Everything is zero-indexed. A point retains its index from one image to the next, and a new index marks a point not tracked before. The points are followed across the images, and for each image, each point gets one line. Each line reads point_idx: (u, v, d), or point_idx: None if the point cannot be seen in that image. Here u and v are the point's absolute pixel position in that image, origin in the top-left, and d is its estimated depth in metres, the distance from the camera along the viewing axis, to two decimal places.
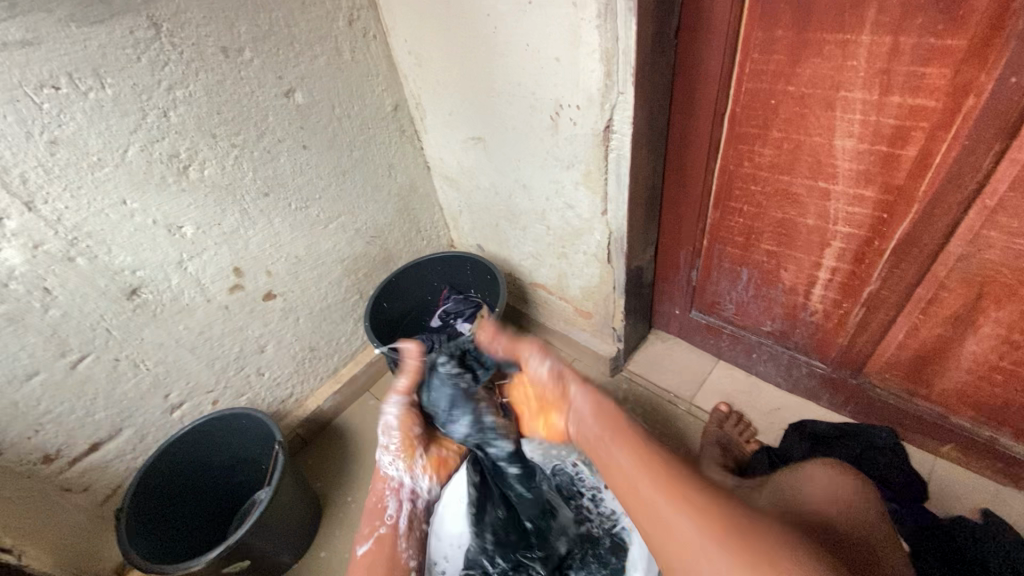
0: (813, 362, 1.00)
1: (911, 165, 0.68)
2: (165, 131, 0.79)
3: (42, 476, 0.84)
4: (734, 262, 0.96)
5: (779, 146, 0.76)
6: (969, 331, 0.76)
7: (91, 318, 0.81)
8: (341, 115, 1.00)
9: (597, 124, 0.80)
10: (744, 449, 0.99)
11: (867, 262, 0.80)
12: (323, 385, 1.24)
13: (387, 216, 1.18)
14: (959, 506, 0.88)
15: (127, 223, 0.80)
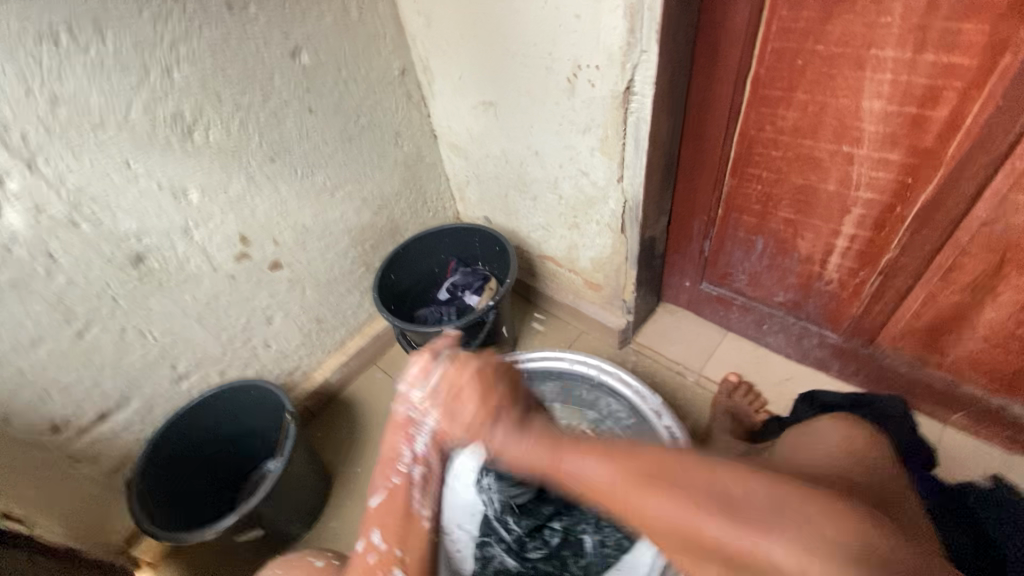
0: (825, 332, 0.99)
1: (940, 127, 0.66)
2: (168, 91, 0.76)
3: (52, 447, 0.83)
4: (749, 231, 0.95)
5: (804, 109, 0.75)
6: (988, 298, 0.76)
7: (97, 286, 0.79)
8: (348, 78, 0.97)
9: (616, 86, 0.77)
10: (754, 420, 0.99)
11: (887, 229, 0.79)
12: (330, 358, 1.23)
13: (394, 185, 1.15)
14: (968, 472, 0.89)
15: (131, 187, 0.77)
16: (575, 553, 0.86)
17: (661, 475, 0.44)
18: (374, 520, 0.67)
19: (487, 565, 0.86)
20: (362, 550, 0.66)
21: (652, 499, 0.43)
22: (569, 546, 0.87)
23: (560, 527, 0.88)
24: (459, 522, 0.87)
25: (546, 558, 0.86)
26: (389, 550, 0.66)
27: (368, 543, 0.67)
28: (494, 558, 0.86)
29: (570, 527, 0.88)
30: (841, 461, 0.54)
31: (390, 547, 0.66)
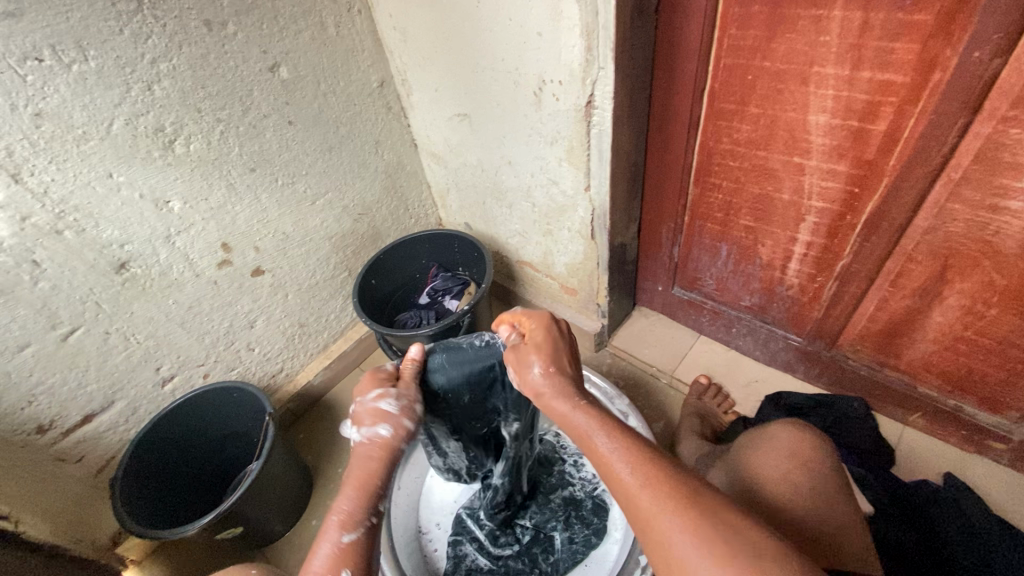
0: (789, 336, 1.03)
1: (881, 140, 0.70)
2: (149, 105, 0.79)
3: (37, 446, 0.86)
4: (714, 238, 0.98)
5: (756, 122, 0.78)
6: (935, 302, 0.79)
7: (81, 292, 0.82)
8: (327, 91, 1.00)
9: (579, 100, 0.81)
10: (722, 420, 1.02)
11: (840, 236, 0.83)
12: (314, 361, 1.26)
13: (374, 193, 1.19)
14: (924, 471, 0.91)
15: (114, 196, 0.80)
16: (546, 550, 0.86)
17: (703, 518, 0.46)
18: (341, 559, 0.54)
19: (459, 563, 0.86)
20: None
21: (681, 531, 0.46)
22: (539, 543, 0.87)
23: (530, 526, 0.89)
24: (437, 519, 0.94)
25: (517, 555, 0.86)
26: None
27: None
28: (467, 557, 0.87)
29: (540, 525, 0.89)
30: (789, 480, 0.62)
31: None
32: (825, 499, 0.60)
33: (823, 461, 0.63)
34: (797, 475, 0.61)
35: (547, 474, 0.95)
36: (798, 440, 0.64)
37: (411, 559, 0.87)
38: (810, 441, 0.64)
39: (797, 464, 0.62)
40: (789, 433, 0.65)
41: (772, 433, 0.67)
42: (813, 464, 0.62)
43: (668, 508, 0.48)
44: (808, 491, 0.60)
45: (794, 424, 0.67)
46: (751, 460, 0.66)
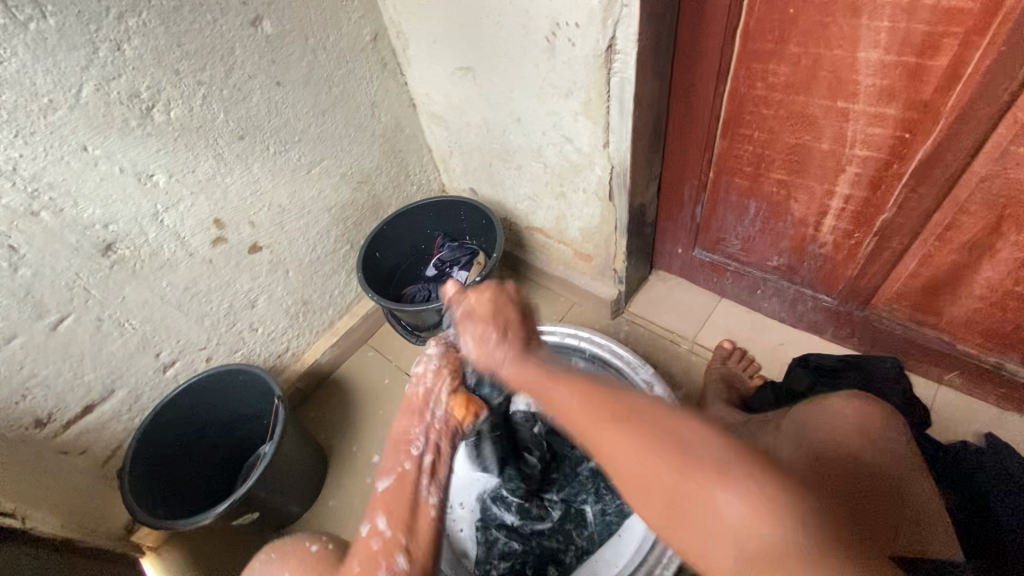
0: (819, 296, 0.98)
1: (940, 78, 0.62)
2: (121, 67, 0.71)
3: (37, 440, 0.82)
4: (742, 194, 0.92)
5: (796, 63, 0.70)
6: (986, 256, 0.74)
7: (66, 277, 0.76)
8: (316, 47, 0.91)
9: (598, 44, 0.73)
10: (748, 386, 0.99)
11: (883, 188, 0.76)
12: (319, 339, 1.21)
13: (373, 158, 1.11)
14: (961, 432, 0.88)
15: (91, 172, 0.73)
16: (578, 525, 0.85)
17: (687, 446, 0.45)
18: (378, 503, 0.53)
19: (492, 548, 0.84)
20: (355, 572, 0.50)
21: (649, 454, 0.46)
22: (571, 519, 0.86)
23: (559, 500, 0.88)
24: (458, 500, 0.91)
25: (551, 533, 0.85)
26: (393, 534, 0.51)
27: (371, 530, 0.52)
28: (498, 541, 0.85)
29: (569, 499, 0.88)
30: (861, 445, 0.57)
31: (394, 530, 0.51)
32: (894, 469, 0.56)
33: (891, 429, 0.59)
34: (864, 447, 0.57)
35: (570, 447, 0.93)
36: (863, 414, 0.60)
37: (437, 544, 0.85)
38: (874, 410, 0.61)
39: (859, 433, 0.58)
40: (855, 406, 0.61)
41: (831, 406, 0.63)
42: (879, 439, 0.58)
43: (648, 443, 0.47)
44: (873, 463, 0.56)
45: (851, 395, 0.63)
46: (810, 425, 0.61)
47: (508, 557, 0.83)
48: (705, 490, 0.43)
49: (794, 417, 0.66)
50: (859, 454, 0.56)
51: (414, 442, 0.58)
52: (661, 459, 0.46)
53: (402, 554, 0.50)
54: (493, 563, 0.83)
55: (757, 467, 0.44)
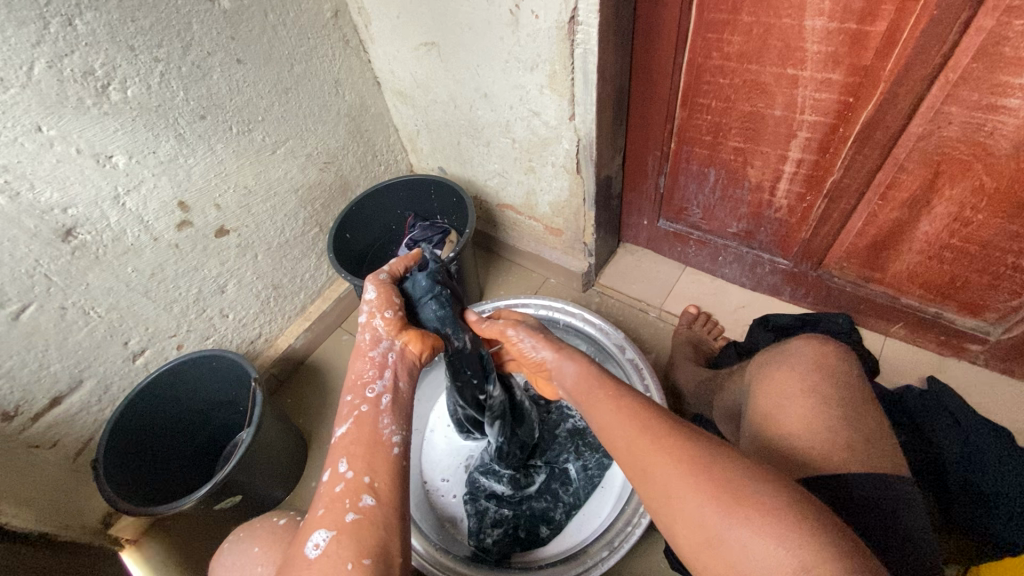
0: (776, 259, 1.03)
1: (879, 43, 0.67)
2: (73, 43, 0.69)
3: (5, 435, 0.79)
4: (702, 163, 0.96)
5: (749, 32, 0.74)
6: (924, 211, 0.80)
7: (26, 264, 0.74)
8: (276, 23, 0.90)
9: (561, 16, 0.74)
10: (713, 347, 1.04)
11: (832, 150, 0.81)
12: (292, 324, 1.20)
13: (338, 139, 1.10)
14: (906, 378, 0.96)
15: (47, 153, 0.71)
16: (564, 483, 0.88)
17: (741, 497, 0.44)
18: (339, 450, 0.54)
19: (483, 518, 0.86)
20: (321, 515, 0.50)
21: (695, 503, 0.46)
22: (556, 479, 0.89)
23: (543, 464, 0.90)
24: (442, 474, 0.93)
25: (539, 494, 0.88)
26: (355, 475, 0.51)
27: (333, 474, 0.52)
28: (489, 510, 0.87)
29: (552, 461, 0.91)
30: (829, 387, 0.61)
31: (358, 473, 0.52)
32: (853, 412, 0.59)
33: (849, 373, 0.63)
34: (825, 387, 0.61)
35: (547, 412, 0.96)
36: (821, 354, 0.65)
37: (429, 520, 0.87)
38: (833, 354, 0.65)
39: (824, 376, 0.62)
40: (813, 346, 0.66)
41: (796, 350, 0.67)
42: (841, 377, 0.63)
43: (704, 488, 0.45)
44: (832, 401, 0.60)
45: (812, 339, 0.68)
46: (772, 374, 0.66)
47: (500, 523, 0.85)
48: (759, 551, 0.42)
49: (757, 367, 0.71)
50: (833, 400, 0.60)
51: (370, 385, 0.59)
52: (716, 514, 0.44)
53: (369, 492, 0.50)
54: (486, 531, 0.85)
55: (808, 530, 0.42)
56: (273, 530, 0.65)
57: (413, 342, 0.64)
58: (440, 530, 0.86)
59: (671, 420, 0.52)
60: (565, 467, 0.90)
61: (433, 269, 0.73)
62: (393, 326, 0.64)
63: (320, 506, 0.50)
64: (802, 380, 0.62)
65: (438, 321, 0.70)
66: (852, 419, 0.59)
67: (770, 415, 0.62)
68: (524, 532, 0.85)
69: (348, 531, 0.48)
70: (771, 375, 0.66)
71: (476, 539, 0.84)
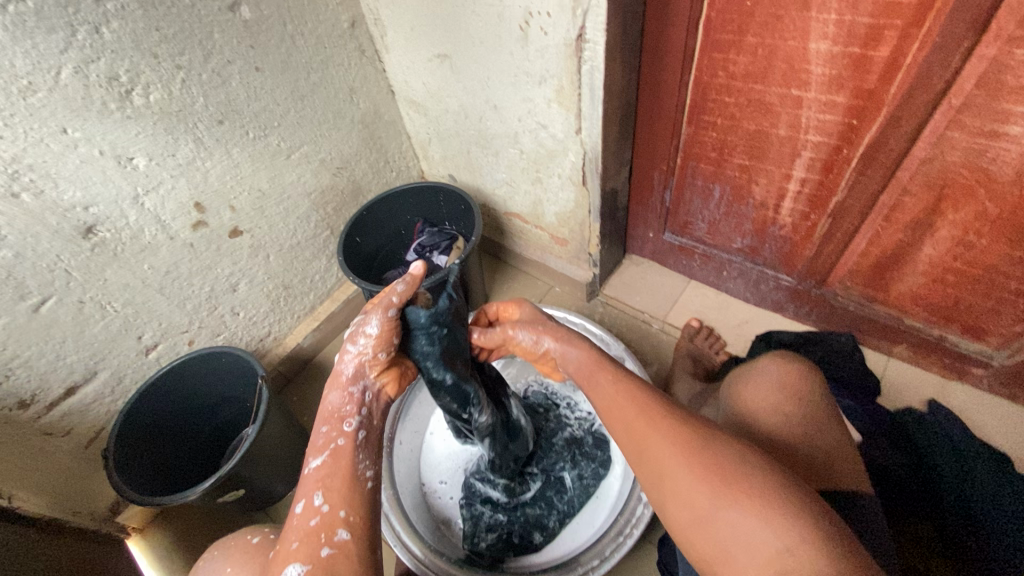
0: (780, 276, 1.03)
1: (882, 67, 0.67)
2: (100, 50, 0.72)
3: (20, 421, 0.83)
4: (707, 179, 0.96)
5: (754, 53, 0.75)
6: (927, 234, 0.80)
7: (48, 259, 0.77)
8: (295, 33, 0.93)
9: (569, 32, 0.76)
10: (715, 361, 1.03)
11: (836, 171, 0.81)
12: (301, 324, 1.23)
13: (352, 145, 1.13)
14: (908, 400, 0.95)
15: (71, 154, 0.74)
16: (558, 490, 0.89)
17: (725, 475, 0.48)
18: (314, 484, 0.55)
19: (478, 523, 0.87)
20: (296, 548, 0.51)
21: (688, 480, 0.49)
22: (551, 486, 0.90)
23: (539, 471, 0.92)
24: (440, 477, 0.95)
25: (534, 501, 0.89)
26: (331, 509, 0.53)
27: (307, 506, 0.54)
28: (484, 515, 0.88)
29: (548, 469, 0.92)
30: (790, 406, 0.62)
31: (332, 506, 0.53)
32: (815, 427, 0.61)
33: (814, 390, 0.64)
34: (789, 407, 0.62)
35: (544, 420, 0.97)
36: (787, 372, 0.65)
37: (423, 521, 0.88)
38: (797, 369, 0.66)
39: (788, 396, 0.63)
40: (779, 364, 0.67)
41: (762, 367, 0.68)
42: (804, 393, 0.64)
43: (694, 468, 0.49)
44: (795, 419, 0.62)
45: (778, 355, 0.68)
46: (741, 395, 0.67)
47: (495, 528, 0.87)
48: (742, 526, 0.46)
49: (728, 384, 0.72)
50: (795, 420, 0.61)
51: (346, 419, 0.61)
52: (704, 491, 0.48)
53: (345, 527, 0.52)
54: (481, 536, 0.86)
55: (790, 509, 0.46)
56: (246, 549, 0.67)
57: (391, 384, 0.66)
58: (434, 530, 0.88)
59: (672, 405, 0.55)
60: (560, 475, 0.91)
61: (440, 306, 0.68)
62: (379, 368, 0.65)
63: (295, 538, 0.52)
64: (766, 400, 0.64)
65: (426, 355, 0.67)
66: (813, 434, 0.60)
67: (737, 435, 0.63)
68: (517, 538, 0.85)
69: (324, 565, 0.49)
70: (739, 396, 0.67)
71: (471, 542, 0.86)
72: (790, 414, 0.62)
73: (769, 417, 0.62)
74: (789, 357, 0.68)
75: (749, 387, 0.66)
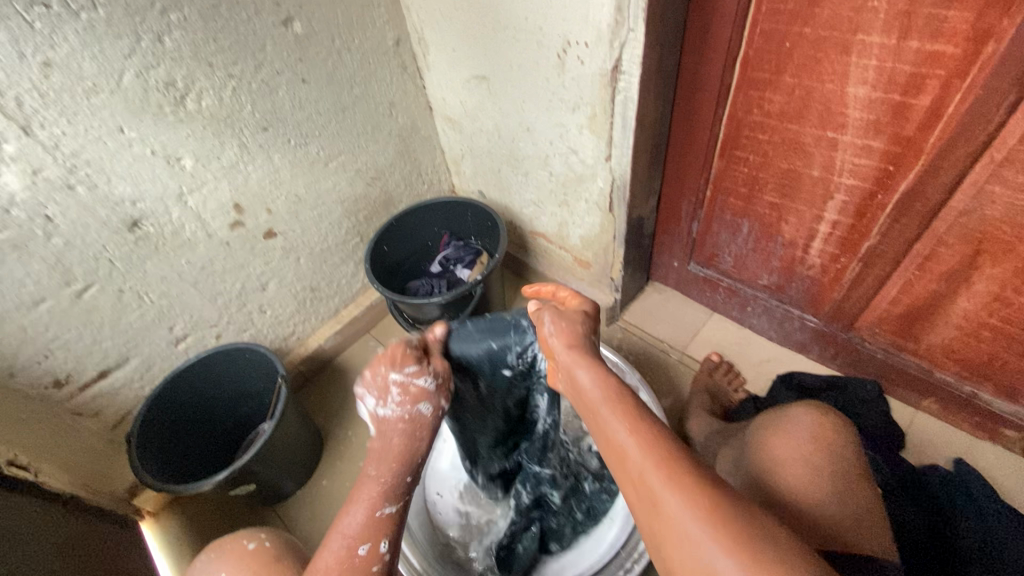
0: (806, 316, 1.01)
1: (922, 116, 0.66)
2: (160, 57, 0.77)
3: (54, 400, 0.87)
4: (736, 214, 0.96)
5: (791, 93, 0.75)
6: (962, 287, 0.77)
7: (94, 249, 0.82)
8: (342, 48, 0.97)
9: (605, 63, 0.77)
10: (732, 398, 1.02)
11: (868, 216, 0.80)
12: (325, 325, 1.26)
13: (387, 157, 1.16)
14: (934, 457, 0.91)
15: (125, 152, 0.79)
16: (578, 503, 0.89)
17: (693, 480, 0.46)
18: (380, 527, 0.56)
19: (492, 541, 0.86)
20: None
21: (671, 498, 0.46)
22: (576, 494, 0.87)
23: None
24: (440, 491, 0.94)
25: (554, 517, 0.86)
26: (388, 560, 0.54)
27: (371, 551, 0.54)
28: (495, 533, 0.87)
29: None
30: (823, 460, 0.62)
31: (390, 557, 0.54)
32: (844, 486, 0.61)
33: (846, 445, 0.64)
34: (819, 458, 0.62)
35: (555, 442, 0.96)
36: (819, 423, 0.65)
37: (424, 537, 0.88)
38: (830, 423, 0.65)
39: (819, 448, 0.62)
40: (812, 415, 0.66)
41: (792, 416, 0.67)
42: (837, 447, 0.63)
43: (686, 490, 0.46)
44: (827, 474, 0.61)
45: (811, 406, 0.68)
46: (769, 441, 0.66)
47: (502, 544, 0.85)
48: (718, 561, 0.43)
49: (755, 427, 0.71)
50: (828, 475, 0.61)
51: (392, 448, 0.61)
52: (686, 513, 0.45)
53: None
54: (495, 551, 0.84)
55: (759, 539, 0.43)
56: (242, 555, 0.66)
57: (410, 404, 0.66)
58: (436, 548, 0.87)
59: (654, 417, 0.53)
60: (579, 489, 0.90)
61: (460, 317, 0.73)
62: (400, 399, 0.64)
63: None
64: (799, 450, 0.63)
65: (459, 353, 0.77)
66: (843, 493, 0.60)
67: (766, 483, 0.62)
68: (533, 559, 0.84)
69: None
70: (767, 441, 0.66)
71: (506, 550, 0.82)
72: (822, 471, 0.61)
73: (801, 470, 0.61)
74: (823, 409, 0.67)
75: (779, 435, 0.65)
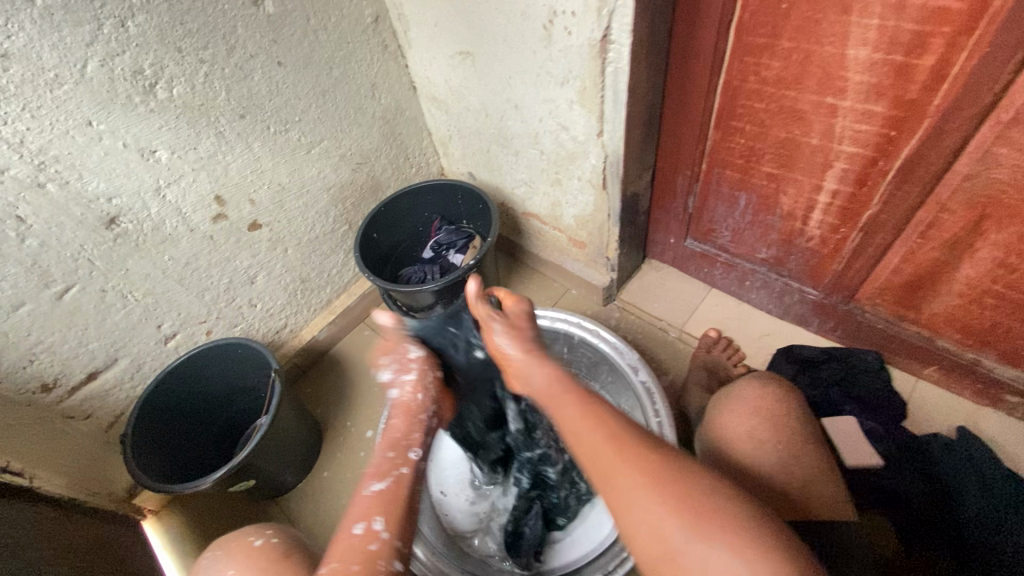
0: (805, 289, 0.99)
1: (925, 77, 0.64)
2: (125, 43, 0.72)
3: (43, 405, 0.85)
4: (733, 186, 0.93)
5: (788, 58, 0.71)
6: (966, 254, 0.76)
7: (72, 249, 0.79)
8: (317, 27, 0.92)
9: (593, 33, 0.74)
10: (730, 373, 0.99)
11: (870, 184, 0.78)
12: (317, 317, 1.24)
13: (372, 140, 1.12)
14: (936, 425, 0.91)
15: (96, 146, 0.75)
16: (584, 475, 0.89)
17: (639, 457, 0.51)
18: (372, 507, 0.58)
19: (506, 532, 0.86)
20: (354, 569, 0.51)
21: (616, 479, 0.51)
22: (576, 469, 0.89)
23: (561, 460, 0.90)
24: (446, 488, 0.93)
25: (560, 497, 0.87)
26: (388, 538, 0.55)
27: (367, 529, 0.55)
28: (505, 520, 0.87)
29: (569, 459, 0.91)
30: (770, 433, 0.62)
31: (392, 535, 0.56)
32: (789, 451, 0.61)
33: (786, 413, 0.64)
34: (764, 431, 0.62)
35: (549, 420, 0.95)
36: (762, 395, 0.66)
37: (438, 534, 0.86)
38: (773, 394, 0.66)
39: (763, 422, 0.63)
40: (754, 387, 0.67)
41: (738, 391, 0.68)
42: (778, 416, 0.64)
43: (637, 478, 0.50)
44: (771, 445, 0.61)
45: (755, 379, 0.70)
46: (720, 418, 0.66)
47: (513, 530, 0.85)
48: (702, 547, 0.46)
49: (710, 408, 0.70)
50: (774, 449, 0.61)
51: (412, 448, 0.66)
52: (640, 494, 0.49)
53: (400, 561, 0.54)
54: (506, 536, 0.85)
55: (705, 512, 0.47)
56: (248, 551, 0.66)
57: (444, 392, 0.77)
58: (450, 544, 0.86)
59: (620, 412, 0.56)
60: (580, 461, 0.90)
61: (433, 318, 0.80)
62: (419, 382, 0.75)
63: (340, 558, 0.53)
64: (745, 424, 0.64)
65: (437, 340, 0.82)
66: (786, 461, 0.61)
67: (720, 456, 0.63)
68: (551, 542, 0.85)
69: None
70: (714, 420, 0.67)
71: (512, 534, 0.85)
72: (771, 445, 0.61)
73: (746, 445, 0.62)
74: (764, 380, 0.69)
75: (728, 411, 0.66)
